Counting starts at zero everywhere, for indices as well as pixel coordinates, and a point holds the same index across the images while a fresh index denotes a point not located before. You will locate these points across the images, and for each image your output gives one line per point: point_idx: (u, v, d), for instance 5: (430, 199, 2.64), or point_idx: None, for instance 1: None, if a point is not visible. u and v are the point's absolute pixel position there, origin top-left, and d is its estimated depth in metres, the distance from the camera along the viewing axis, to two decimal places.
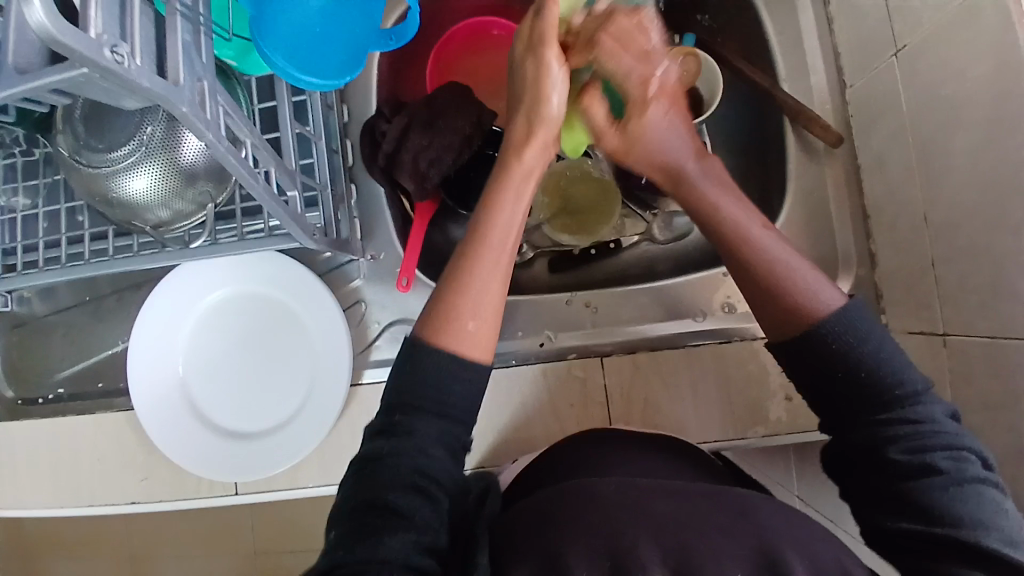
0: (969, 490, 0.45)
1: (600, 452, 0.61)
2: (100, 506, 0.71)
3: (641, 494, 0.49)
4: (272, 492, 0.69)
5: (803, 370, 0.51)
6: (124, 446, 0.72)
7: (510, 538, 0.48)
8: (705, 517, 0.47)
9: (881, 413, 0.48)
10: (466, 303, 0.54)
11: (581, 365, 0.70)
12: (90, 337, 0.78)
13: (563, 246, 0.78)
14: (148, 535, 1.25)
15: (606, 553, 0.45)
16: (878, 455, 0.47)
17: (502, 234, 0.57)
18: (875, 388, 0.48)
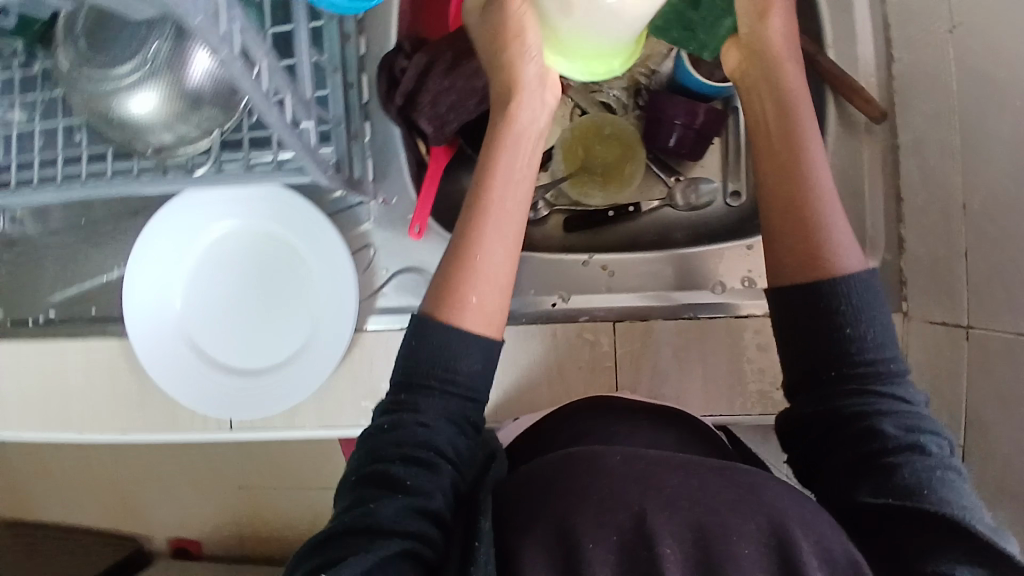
0: (943, 471, 0.48)
1: (608, 418, 0.60)
2: (90, 433, 0.70)
3: (648, 466, 0.48)
4: (264, 431, 0.68)
5: (797, 330, 0.54)
6: (119, 375, 0.70)
7: (519, 505, 0.48)
8: (716, 491, 0.47)
9: (864, 386, 0.51)
10: (473, 274, 0.52)
11: (593, 329, 0.68)
12: (81, 263, 0.74)
13: (583, 204, 0.76)
14: (130, 464, 1.26)
15: (614, 529, 0.44)
16: (856, 426, 0.51)
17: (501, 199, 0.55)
18: (862, 362, 0.52)
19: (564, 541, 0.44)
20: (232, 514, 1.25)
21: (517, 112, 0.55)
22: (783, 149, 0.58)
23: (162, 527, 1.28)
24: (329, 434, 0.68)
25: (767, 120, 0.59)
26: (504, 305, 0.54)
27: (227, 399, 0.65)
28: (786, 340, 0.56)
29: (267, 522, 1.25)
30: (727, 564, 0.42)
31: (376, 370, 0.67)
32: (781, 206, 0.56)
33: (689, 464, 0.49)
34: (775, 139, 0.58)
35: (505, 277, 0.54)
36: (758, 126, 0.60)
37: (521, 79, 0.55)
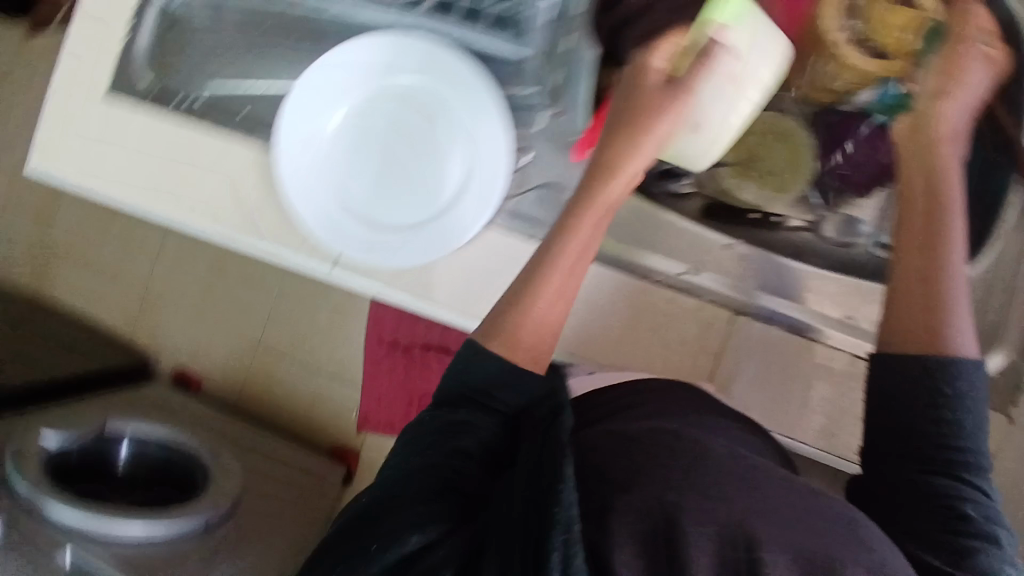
0: (1008, 564, 0.52)
1: (696, 403, 0.63)
2: (199, 225, 0.70)
3: (747, 471, 0.51)
4: (369, 283, 0.68)
5: (896, 410, 0.56)
6: (248, 181, 0.69)
7: (616, 477, 0.50)
8: (809, 518, 0.48)
9: (950, 472, 0.54)
10: (518, 320, 0.55)
11: (710, 311, 0.69)
12: (235, 61, 0.71)
13: (728, 199, 0.72)
14: (174, 282, 1.34)
15: (717, 524, 0.46)
16: (935, 504, 0.53)
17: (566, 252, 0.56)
18: (957, 451, 0.53)
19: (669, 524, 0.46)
20: (242, 363, 1.32)
21: (610, 187, 0.57)
22: (922, 234, 0.59)
23: (175, 352, 1.34)
24: (425, 309, 0.69)
25: (919, 225, 0.60)
26: (547, 344, 0.56)
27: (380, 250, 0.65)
28: (882, 411, 0.58)
29: (271, 381, 1.32)
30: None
31: (493, 269, 0.68)
32: (906, 289, 0.59)
33: (781, 482, 0.51)
34: (931, 233, 0.59)
35: (548, 329, 0.56)
36: (909, 216, 0.61)
37: (619, 171, 0.56)
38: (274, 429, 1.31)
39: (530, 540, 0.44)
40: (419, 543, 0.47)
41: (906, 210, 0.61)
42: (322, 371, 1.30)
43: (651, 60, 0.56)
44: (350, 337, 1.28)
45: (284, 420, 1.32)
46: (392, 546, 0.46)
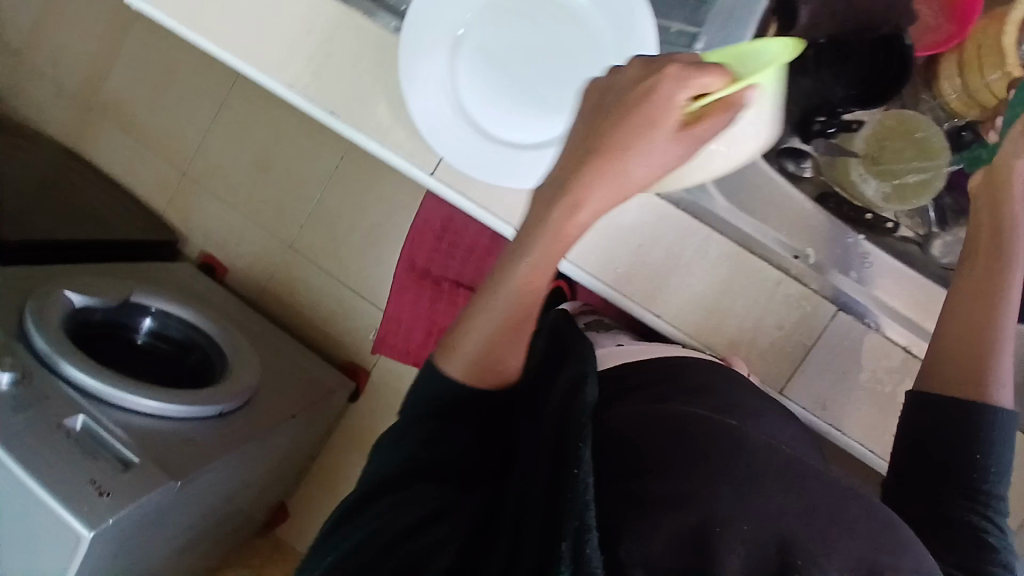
0: None
1: (735, 385, 0.58)
2: (297, 96, 0.64)
3: (784, 466, 0.46)
4: (454, 193, 0.65)
5: (931, 434, 0.54)
6: (358, 58, 0.64)
7: (636, 451, 0.47)
8: (857, 518, 0.44)
9: (978, 500, 0.51)
10: (473, 351, 0.49)
11: (815, 301, 0.64)
12: None
13: (849, 191, 0.68)
14: (212, 161, 1.26)
15: (751, 519, 0.41)
16: (959, 529, 0.50)
17: (522, 287, 0.48)
18: (981, 481, 0.52)
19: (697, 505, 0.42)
20: (268, 262, 1.26)
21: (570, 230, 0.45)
22: (981, 263, 0.58)
23: (204, 236, 1.29)
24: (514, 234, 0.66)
25: (984, 247, 0.58)
26: (501, 365, 0.49)
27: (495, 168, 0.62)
28: (908, 432, 0.56)
29: (294, 286, 1.26)
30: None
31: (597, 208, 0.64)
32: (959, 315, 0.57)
33: (821, 476, 0.46)
34: (989, 263, 0.57)
35: (508, 349, 0.49)
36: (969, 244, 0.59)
37: (566, 223, 0.44)
38: (291, 334, 1.28)
39: (548, 517, 0.40)
40: (417, 523, 0.44)
41: (971, 238, 0.60)
42: (345, 289, 1.23)
43: (675, 89, 0.40)
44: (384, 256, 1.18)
45: (300, 329, 1.27)
46: (391, 526, 0.44)
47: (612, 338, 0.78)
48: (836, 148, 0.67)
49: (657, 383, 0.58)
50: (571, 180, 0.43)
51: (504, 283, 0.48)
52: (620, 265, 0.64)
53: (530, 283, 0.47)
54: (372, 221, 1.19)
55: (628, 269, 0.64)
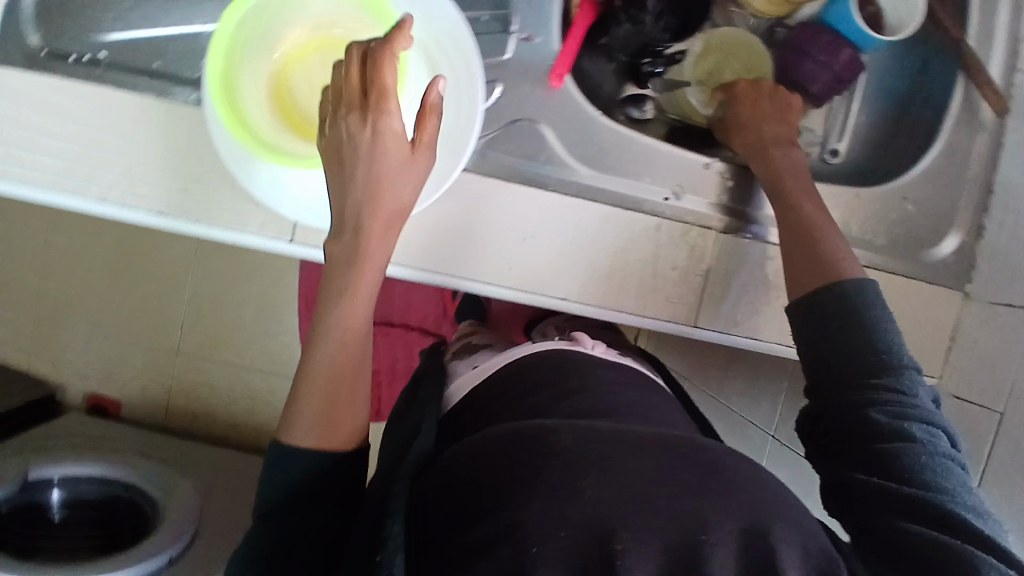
0: (934, 458, 0.49)
1: (575, 372, 0.63)
2: (120, 204, 0.59)
3: (597, 446, 0.46)
4: (253, 240, 0.60)
5: (811, 341, 0.56)
6: (175, 142, 0.59)
7: (449, 486, 0.48)
8: (679, 474, 0.45)
9: (872, 385, 0.52)
10: (318, 408, 0.52)
11: (699, 233, 0.65)
12: (153, 9, 0.61)
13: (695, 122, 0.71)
14: (62, 292, 1.15)
15: (564, 523, 0.42)
16: (857, 421, 0.52)
17: (343, 333, 0.53)
18: (869, 366, 0.53)
19: (504, 532, 0.42)
20: (163, 378, 1.17)
21: (369, 256, 0.53)
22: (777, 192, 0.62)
23: (81, 375, 1.17)
24: (397, 274, 0.62)
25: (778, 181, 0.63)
26: (342, 420, 0.53)
27: (307, 211, 0.57)
28: (796, 345, 0.58)
29: (200, 391, 1.17)
30: (705, 559, 0.41)
31: (469, 219, 0.62)
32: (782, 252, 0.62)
33: (645, 444, 0.47)
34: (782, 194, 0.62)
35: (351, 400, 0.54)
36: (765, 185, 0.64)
37: (369, 228, 0.53)
38: (213, 441, 1.18)
39: None
40: None
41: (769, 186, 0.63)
42: (254, 374, 1.17)
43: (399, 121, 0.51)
44: (283, 318, 1.16)
45: (221, 433, 1.18)
46: None
47: (469, 362, 0.76)
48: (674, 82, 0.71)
49: (493, 404, 0.62)
50: (359, 224, 0.53)
51: (324, 336, 0.53)
52: (513, 262, 0.63)
53: (351, 326, 0.54)
54: (267, 280, 1.15)
55: (523, 266, 0.63)
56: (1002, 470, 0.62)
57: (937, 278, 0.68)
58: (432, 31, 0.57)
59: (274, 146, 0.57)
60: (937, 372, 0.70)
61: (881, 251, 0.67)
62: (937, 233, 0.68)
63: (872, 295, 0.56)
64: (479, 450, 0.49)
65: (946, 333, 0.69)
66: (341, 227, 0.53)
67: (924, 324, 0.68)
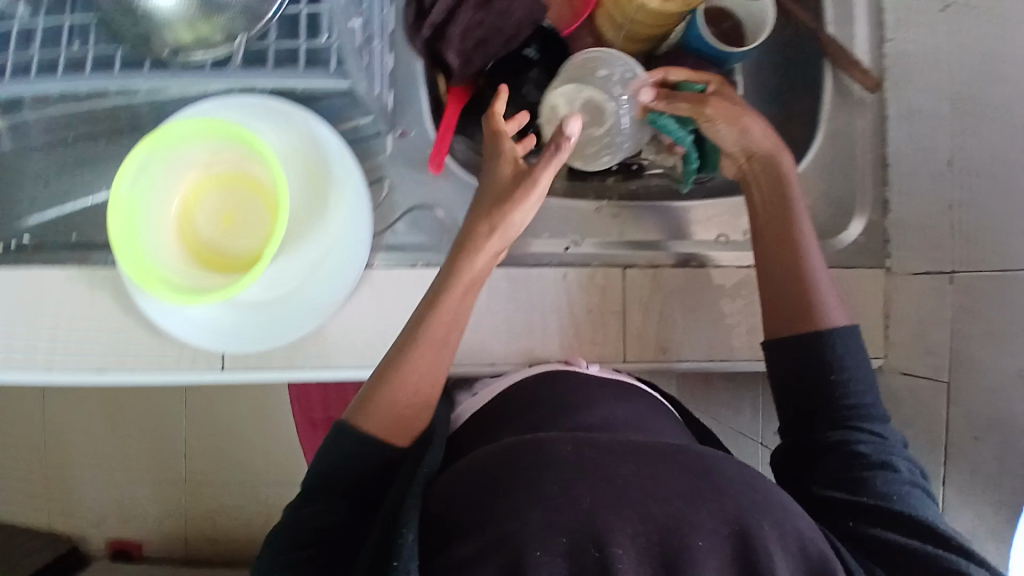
0: (910, 489, 0.52)
1: (563, 386, 0.59)
2: (62, 371, 0.63)
3: (597, 453, 0.46)
4: (188, 375, 0.63)
5: (784, 373, 0.59)
6: (100, 302, 0.63)
7: (456, 504, 0.46)
8: (670, 479, 0.44)
9: (852, 421, 0.55)
10: (403, 401, 0.53)
11: (604, 273, 0.67)
12: (65, 184, 0.67)
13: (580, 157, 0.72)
14: (70, 446, 1.20)
15: (562, 529, 0.41)
16: (837, 452, 0.55)
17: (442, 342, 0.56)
18: (847, 402, 0.56)
19: (500, 540, 0.41)
20: (176, 508, 1.20)
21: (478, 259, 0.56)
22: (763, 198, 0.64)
23: (100, 522, 1.21)
24: (328, 376, 0.63)
25: (762, 182, 0.64)
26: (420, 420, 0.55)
27: (230, 339, 0.60)
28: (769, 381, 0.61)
29: (213, 514, 1.20)
30: (687, 564, 0.41)
31: (383, 310, 0.63)
32: (771, 261, 0.62)
33: (637, 450, 0.47)
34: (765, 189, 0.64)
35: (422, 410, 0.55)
36: (758, 186, 0.64)
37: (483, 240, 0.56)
38: (235, 559, 1.20)
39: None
40: None
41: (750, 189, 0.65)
42: (261, 486, 1.19)
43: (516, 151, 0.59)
44: (281, 426, 1.19)
45: (239, 551, 1.20)
46: None
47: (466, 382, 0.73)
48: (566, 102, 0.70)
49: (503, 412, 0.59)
50: (468, 238, 0.57)
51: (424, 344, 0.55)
52: None
53: (452, 321, 0.56)
54: (252, 390, 1.20)
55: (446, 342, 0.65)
56: (955, 440, 0.61)
57: (853, 261, 0.69)
58: (315, 155, 0.61)
59: (188, 290, 0.57)
60: (882, 351, 0.69)
61: None
62: (840, 220, 0.70)
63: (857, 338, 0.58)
64: (485, 461, 0.48)
65: (880, 310, 0.69)
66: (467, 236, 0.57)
67: (852, 307, 0.69)
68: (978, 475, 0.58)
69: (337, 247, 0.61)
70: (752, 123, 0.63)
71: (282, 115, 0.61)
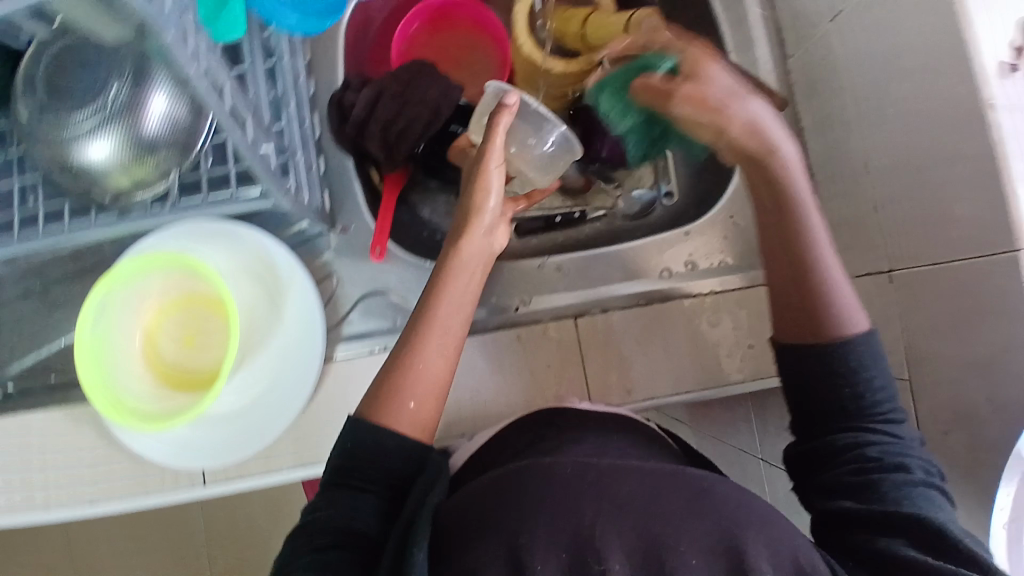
0: (924, 491, 0.48)
1: (572, 425, 0.60)
2: (55, 510, 0.65)
3: (601, 473, 0.47)
4: (174, 493, 0.65)
5: (789, 369, 0.55)
6: (83, 438, 0.66)
7: (453, 526, 0.47)
8: (672, 497, 0.45)
9: (862, 421, 0.52)
10: (421, 387, 0.58)
11: (556, 326, 0.69)
12: (38, 329, 0.71)
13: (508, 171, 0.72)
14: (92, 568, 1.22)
15: (566, 543, 0.42)
16: (845, 455, 0.52)
17: (447, 319, 0.60)
18: (859, 400, 0.52)
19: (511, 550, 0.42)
20: None
21: (464, 248, 0.61)
22: (766, 190, 0.55)
23: None
24: (307, 474, 0.64)
25: (763, 192, 0.55)
26: (436, 411, 0.59)
27: (207, 453, 0.62)
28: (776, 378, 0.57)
29: None
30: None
31: (349, 399, 0.65)
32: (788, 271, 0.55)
33: (641, 470, 0.48)
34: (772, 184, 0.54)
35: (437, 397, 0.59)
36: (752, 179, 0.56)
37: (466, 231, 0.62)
38: None
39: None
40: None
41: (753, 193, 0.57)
42: None
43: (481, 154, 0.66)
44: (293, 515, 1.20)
45: None
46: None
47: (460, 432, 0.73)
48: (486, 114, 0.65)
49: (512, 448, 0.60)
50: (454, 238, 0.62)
51: (432, 327, 0.59)
52: None
53: (454, 314, 0.60)
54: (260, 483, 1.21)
55: None
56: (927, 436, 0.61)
57: None
58: (259, 264, 0.64)
59: (160, 415, 0.59)
60: None
61: (719, 271, 0.71)
62: None
63: (875, 341, 0.53)
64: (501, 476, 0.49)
65: None
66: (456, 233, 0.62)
67: None
68: (954, 468, 0.57)
69: (297, 349, 0.64)
70: (738, 110, 0.54)
71: (220, 234, 0.63)
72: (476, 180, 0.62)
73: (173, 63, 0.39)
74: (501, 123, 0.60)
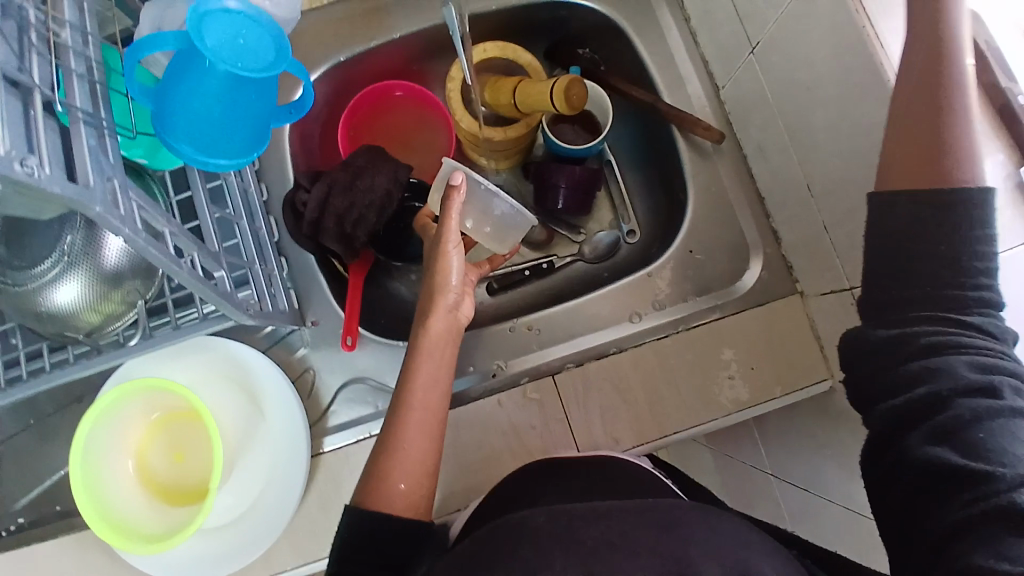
0: (1015, 420, 0.41)
1: (552, 483, 0.60)
2: None
3: (571, 521, 0.47)
4: None
5: (877, 253, 0.48)
6: (91, 564, 0.67)
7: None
8: (643, 534, 0.46)
9: (955, 318, 0.44)
10: (409, 467, 0.57)
11: (535, 387, 0.70)
12: (36, 462, 0.72)
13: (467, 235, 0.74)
14: None
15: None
16: (927, 356, 0.44)
17: (426, 399, 0.59)
18: (958, 290, 0.44)
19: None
20: None
21: (431, 324, 0.61)
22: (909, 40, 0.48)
23: None
24: (312, 569, 0.66)
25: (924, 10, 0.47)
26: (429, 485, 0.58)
27: (219, 560, 0.64)
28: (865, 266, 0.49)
29: None
30: None
31: (342, 487, 0.66)
32: (905, 127, 0.47)
33: (611, 512, 0.48)
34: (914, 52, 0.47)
35: (427, 478, 0.58)
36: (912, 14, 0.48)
37: (433, 309, 0.61)
38: None
39: None
40: None
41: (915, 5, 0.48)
42: None
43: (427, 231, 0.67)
44: None
45: None
46: None
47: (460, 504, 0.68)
48: (439, 192, 0.66)
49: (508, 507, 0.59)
50: (423, 317, 0.62)
51: (411, 410, 0.58)
52: None
53: (433, 392, 0.59)
54: None
55: None
56: None
57: (765, 297, 0.70)
58: (235, 368, 0.67)
59: (158, 535, 0.60)
60: (829, 372, 0.67)
61: (690, 307, 0.71)
62: (740, 263, 0.72)
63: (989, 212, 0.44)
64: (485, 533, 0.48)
65: (809, 334, 0.68)
66: (427, 313, 0.61)
67: (782, 341, 0.68)
68: None
69: (284, 440, 0.66)
70: None
71: (198, 348, 0.67)
72: (436, 261, 0.62)
73: (107, 229, 0.40)
74: (452, 208, 0.61)
